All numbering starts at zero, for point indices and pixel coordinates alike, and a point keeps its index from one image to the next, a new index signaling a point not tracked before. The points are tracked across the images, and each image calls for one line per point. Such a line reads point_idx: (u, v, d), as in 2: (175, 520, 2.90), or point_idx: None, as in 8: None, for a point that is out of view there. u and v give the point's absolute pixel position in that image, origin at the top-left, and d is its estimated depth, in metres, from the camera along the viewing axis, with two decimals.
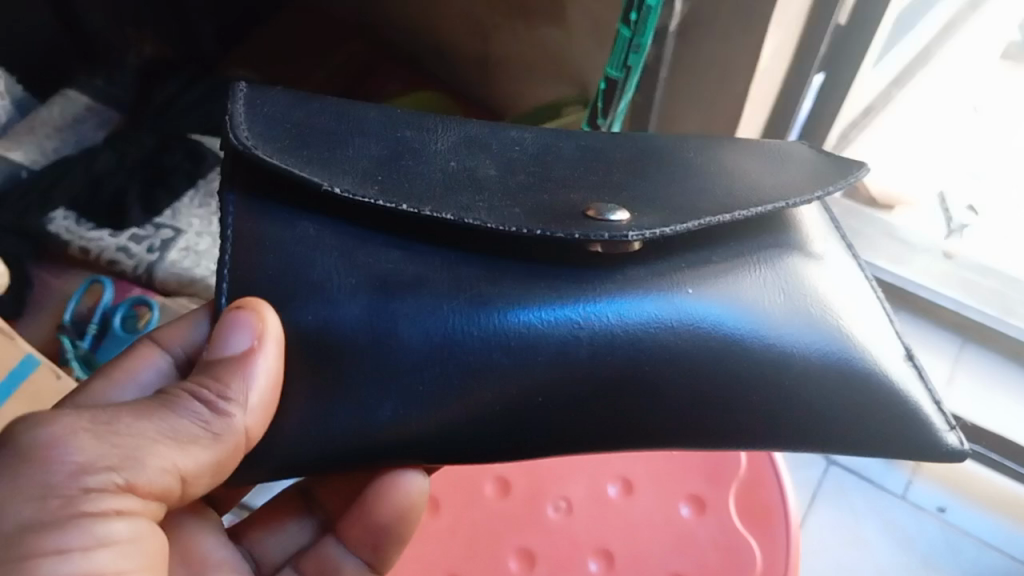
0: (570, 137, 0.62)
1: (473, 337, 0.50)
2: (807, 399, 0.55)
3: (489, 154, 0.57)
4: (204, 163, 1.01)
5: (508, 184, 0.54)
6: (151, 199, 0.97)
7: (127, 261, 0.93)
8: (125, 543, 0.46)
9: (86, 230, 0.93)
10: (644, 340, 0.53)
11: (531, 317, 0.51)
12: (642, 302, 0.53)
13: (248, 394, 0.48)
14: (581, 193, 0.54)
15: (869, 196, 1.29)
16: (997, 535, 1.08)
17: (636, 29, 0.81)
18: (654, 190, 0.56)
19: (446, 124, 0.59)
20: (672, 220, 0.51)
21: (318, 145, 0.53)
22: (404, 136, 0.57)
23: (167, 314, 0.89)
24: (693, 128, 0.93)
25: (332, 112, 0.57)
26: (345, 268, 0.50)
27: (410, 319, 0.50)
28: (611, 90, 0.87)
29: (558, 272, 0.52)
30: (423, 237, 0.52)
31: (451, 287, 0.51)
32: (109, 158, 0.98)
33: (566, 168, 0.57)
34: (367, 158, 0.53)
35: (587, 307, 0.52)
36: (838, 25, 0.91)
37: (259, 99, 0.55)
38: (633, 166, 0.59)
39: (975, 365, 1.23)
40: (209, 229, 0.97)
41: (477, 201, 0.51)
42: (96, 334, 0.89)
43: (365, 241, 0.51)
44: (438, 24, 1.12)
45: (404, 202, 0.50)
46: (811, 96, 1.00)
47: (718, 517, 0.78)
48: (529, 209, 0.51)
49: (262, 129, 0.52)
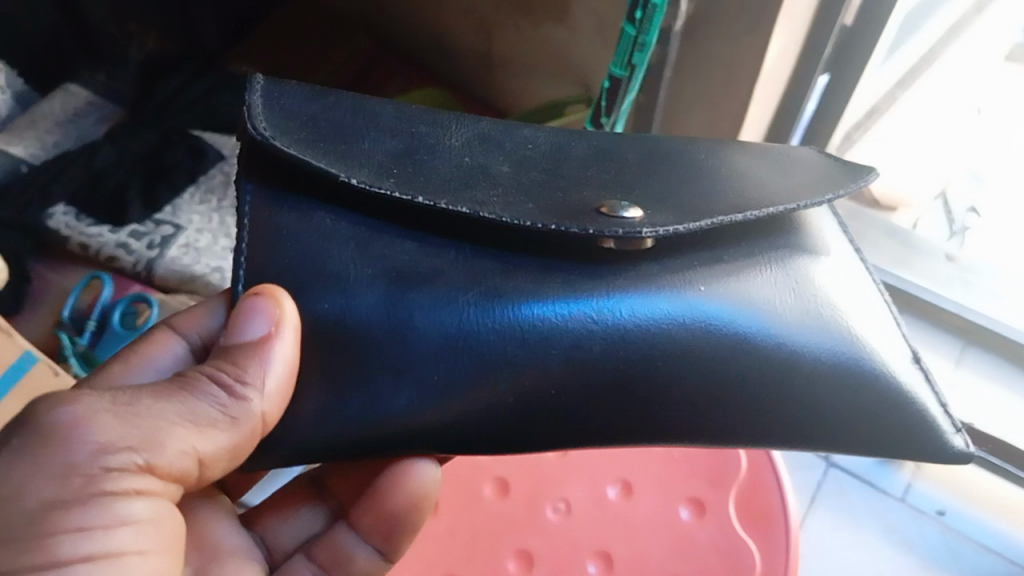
0: (582, 137, 0.62)
1: (487, 331, 0.50)
2: (816, 397, 0.55)
3: (501, 151, 0.57)
4: (206, 158, 1.00)
5: (522, 180, 0.54)
6: (152, 193, 0.96)
7: (127, 257, 0.92)
8: (145, 523, 0.46)
9: (86, 226, 0.93)
10: (655, 337, 0.52)
11: (544, 311, 0.51)
12: (652, 299, 0.52)
13: (265, 378, 0.48)
14: (594, 191, 0.54)
15: (871, 198, 1.31)
16: (998, 539, 1.07)
17: (641, 28, 0.79)
18: (667, 188, 0.55)
19: (458, 120, 0.59)
20: (686, 217, 0.51)
21: (335, 139, 0.52)
22: (419, 131, 0.56)
23: (167, 312, 0.89)
24: (698, 126, 0.93)
25: (347, 106, 0.56)
26: (362, 259, 0.50)
27: (425, 311, 0.50)
28: (615, 89, 0.86)
29: (571, 267, 0.52)
30: (439, 229, 0.52)
31: (465, 281, 0.51)
32: (110, 152, 0.97)
33: (579, 166, 0.57)
34: (382, 152, 0.53)
35: (599, 302, 0.51)
36: (844, 25, 0.90)
37: (276, 91, 0.55)
38: (646, 166, 0.58)
39: (977, 368, 1.23)
40: (211, 226, 0.96)
41: (492, 196, 0.51)
42: (95, 330, 0.88)
43: (380, 232, 0.51)
44: (441, 20, 1.11)
45: (421, 195, 0.49)
46: (816, 96, 0.99)
47: (718, 519, 0.78)
48: (542, 204, 0.51)
49: (279, 120, 0.52)
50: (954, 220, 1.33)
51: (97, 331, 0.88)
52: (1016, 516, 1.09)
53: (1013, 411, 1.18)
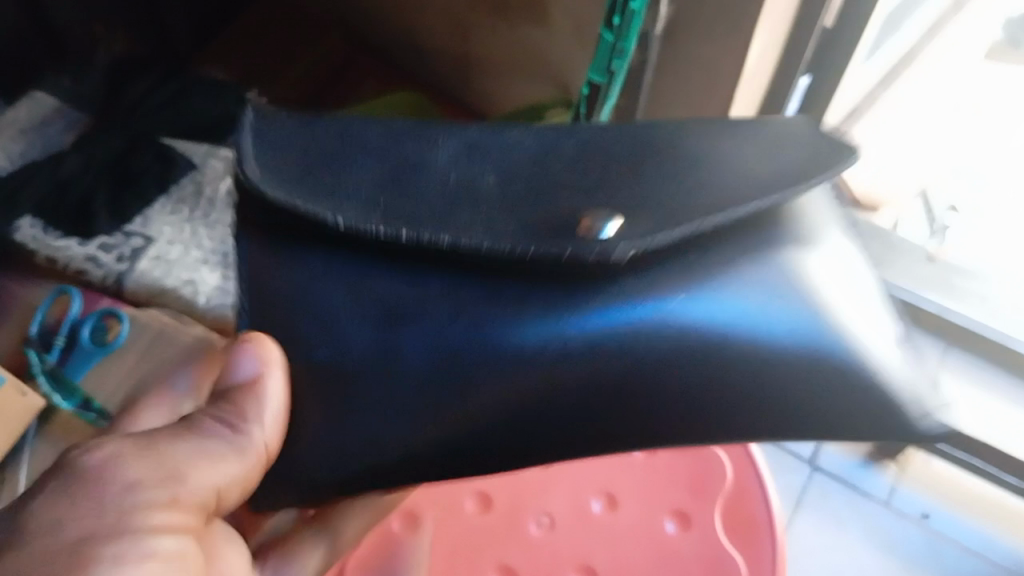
0: (574, 131, 0.57)
1: (474, 356, 0.49)
2: (862, 396, 0.48)
3: (488, 162, 0.55)
4: (177, 167, 0.92)
5: (505, 194, 0.52)
6: (120, 204, 0.89)
7: (96, 270, 0.87)
8: (175, 559, 0.45)
9: (53, 238, 0.88)
10: (662, 347, 0.49)
11: (533, 331, 0.49)
12: (655, 306, 0.49)
13: (264, 411, 0.49)
14: (580, 200, 0.52)
15: (851, 197, 1.31)
16: (982, 542, 1.07)
17: (619, 33, 0.78)
18: (658, 188, 0.52)
19: (448, 131, 0.58)
20: (671, 223, 0.48)
21: (319, 176, 0.54)
22: (406, 149, 0.56)
23: (138, 326, 0.84)
24: (678, 126, 0.91)
25: (339, 132, 0.57)
26: (349, 294, 0.51)
27: (410, 339, 0.50)
28: (594, 96, 0.85)
29: (561, 279, 0.49)
30: (422, 258, 0.51)
31: (448, 312, 0.50)
32: (77, 162, 0.91)
33: (566, 169, 0.54)
34: (370, 180, 0.54)
35: (594, 314, 0.49)
36: (823, 28, 0.89)
37: (267, 132, 0.57)
38: (637, 162, 0.54)
39: (956, 364, 1.23)
40: (183, 238, 0.89)
41: (475, 220, 0.51)
42: (63, 348, 0.83)
43: (366, 267, 0.51)
44: (417, 21, 1.10)
45: (403, 228, 0.50)
46: (798, 98, 0.98)
47: (702, 531, 0.77)
48: (521, 225, 0.50)
49: (271, 164, 0.54)
50: (934, 219, 1.31)
51: (67, 348, 0.83)
52: (1000, 517, 1.08)
53: (988, 408, 1.21)
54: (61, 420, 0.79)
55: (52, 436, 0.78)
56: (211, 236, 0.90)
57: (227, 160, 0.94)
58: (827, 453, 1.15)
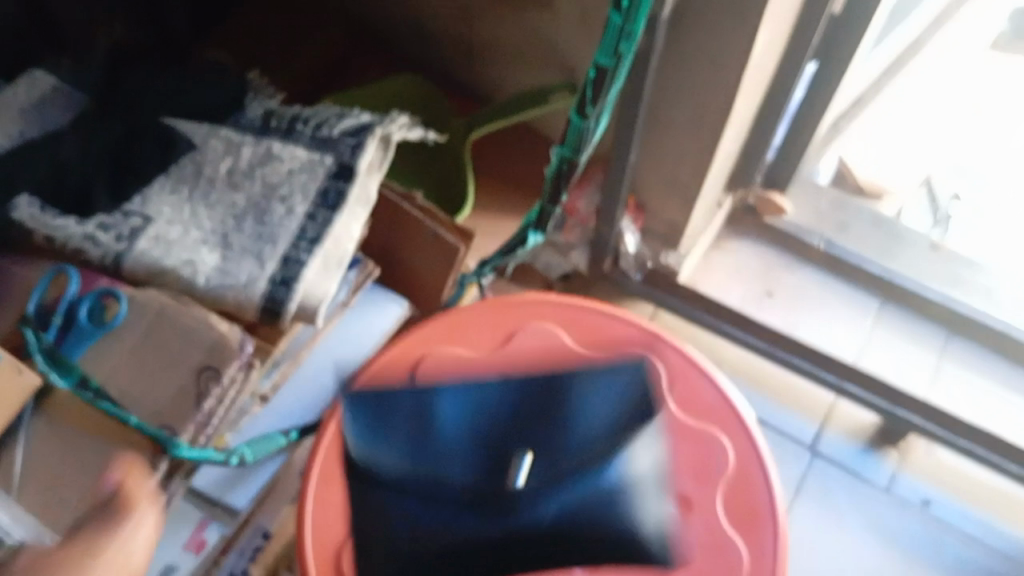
0: (517, 381, 0.75)
1: (437, 534, 0.67)
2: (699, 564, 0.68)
3: (456, 424, 0.72)
4: (178, 150, 0.79)
5: (462, 463, 0.70)
6: (120, 187, 0.76)
7: (94, 250, 0.72)
8: None
9: (52, 217, 0.73)
10: (554, 531, 0.68)
11: (467, 531, 0.67)
12: (543, 507, 0.68)
13: (130, 530, 0.58)
14: (507, 475, 0.70)
15: (856, 184, 1.30)
16: (982, 531, 1.07)
17: (627, 17, 0.75)
18: (550, 475, 0.70)
19: (436, 380, 0.76)
20: (536, 454, 0.71)
21: (401, 422, 0.72)
22: (417, 403, 0.73)
23: (138, 309, 0.68)
24: (685, 111, 0.94)
25: (385, 395, 0.74)
26: (385, 489, 0.69)
27: (390, 519, 0.68)
28: (599, 81, 0.80)
29: (477, 510, 0.68)
30: (398, 490, 0.69)
31: (413, 493, 0.69)
32: (75, 146, 0.76)
33: (501, 441, 0.72)
34: (400, 448, 0.71)
35: (507, 530, 0.68)
36: (832, 15, 0.95)
37: (348, 394, 0.74)
38: (543, 447, 0.71)
39: (959, 362, 1.17)
40: (183, 218, 0.76)
41: (429, 481, 0.69)
42: (62, 329, 0.67)
43: (376, 483, 0.69)
44: (416, 5, 1.08)
45: (374, 471, 0.70)
46: (802, 87, 1.04)
47: (705, 517, 0.70)
48: (468, 493, 0.69)
49: (367, 443, 0.71)
50: (938, 208, 1.30)
51: (63, 327, 0.67)
52: (1002, 506, 1.08)
53: (1000, 406, 1.14)
54: (60, 400, 0.65)
55: (52, 418, 0.65)
56: (212, 217, 0.76)
57: (230, 139, 0.81)
58: (828, 439, 1.13)
